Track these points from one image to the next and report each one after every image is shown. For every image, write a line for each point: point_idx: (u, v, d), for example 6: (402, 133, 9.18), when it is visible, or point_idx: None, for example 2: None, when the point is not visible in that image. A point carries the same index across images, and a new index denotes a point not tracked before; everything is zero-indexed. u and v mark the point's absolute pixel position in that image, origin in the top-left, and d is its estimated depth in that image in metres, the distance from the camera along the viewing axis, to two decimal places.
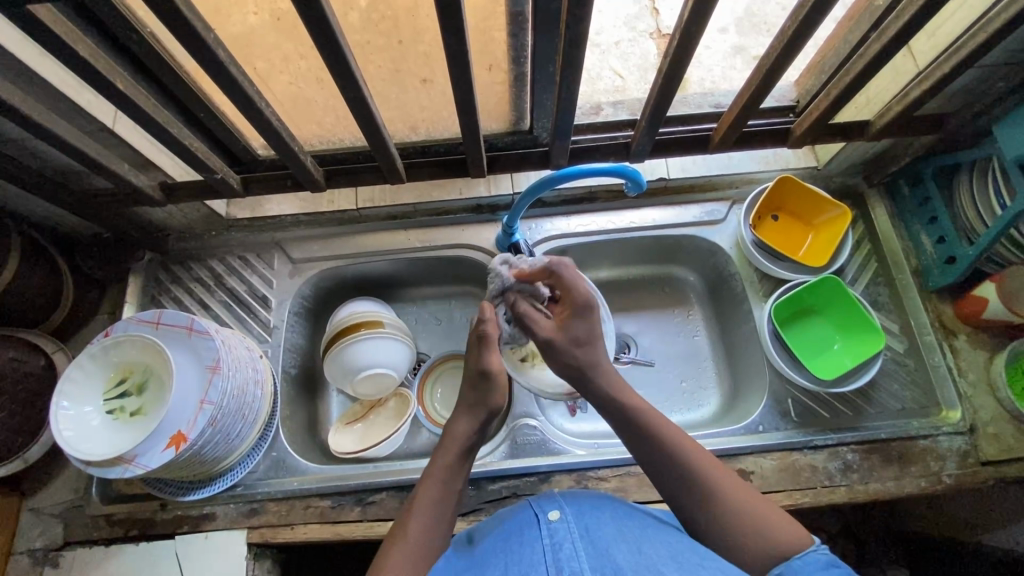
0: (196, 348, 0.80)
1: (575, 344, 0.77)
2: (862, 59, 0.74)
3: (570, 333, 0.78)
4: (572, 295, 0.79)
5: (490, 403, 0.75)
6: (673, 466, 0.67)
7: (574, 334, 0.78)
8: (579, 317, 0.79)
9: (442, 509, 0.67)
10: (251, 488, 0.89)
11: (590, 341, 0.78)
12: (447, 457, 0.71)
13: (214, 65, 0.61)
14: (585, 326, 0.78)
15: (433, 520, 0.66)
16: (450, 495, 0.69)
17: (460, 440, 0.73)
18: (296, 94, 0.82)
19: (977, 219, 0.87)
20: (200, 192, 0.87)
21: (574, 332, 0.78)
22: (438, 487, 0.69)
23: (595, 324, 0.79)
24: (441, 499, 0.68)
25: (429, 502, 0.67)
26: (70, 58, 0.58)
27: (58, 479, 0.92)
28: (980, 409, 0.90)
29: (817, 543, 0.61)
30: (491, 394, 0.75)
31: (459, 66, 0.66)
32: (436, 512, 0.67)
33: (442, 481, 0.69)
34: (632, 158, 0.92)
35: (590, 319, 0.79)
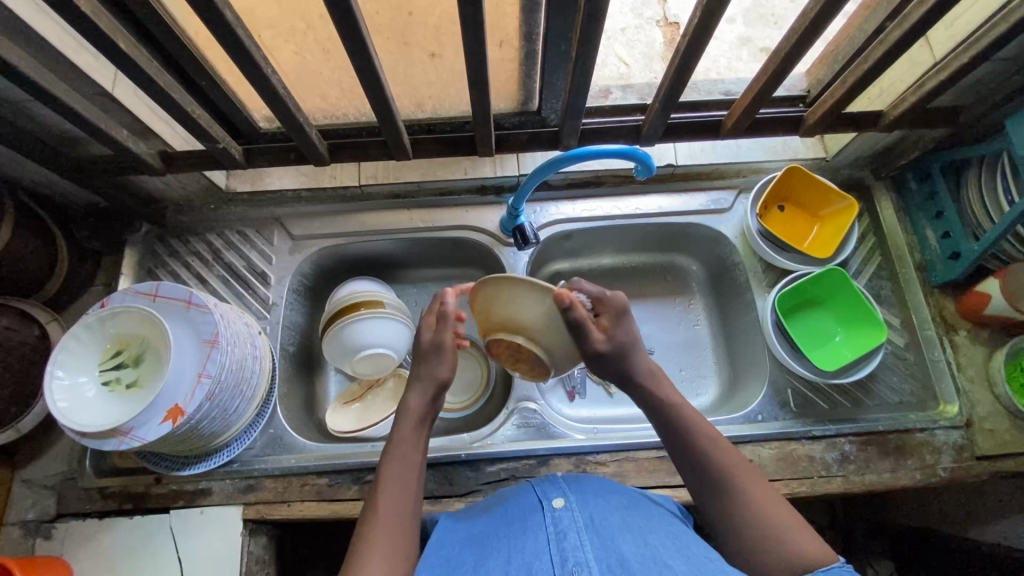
0: (194, 321, 0.79)
1: (620, 357, 0.73)
2: (880, 46, 0.73)
3: (619, 341, 0.73)
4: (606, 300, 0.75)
5: (438, 376, 0.73)
6: (705, 467, 0.67)
7: (622, 340, 0.74)
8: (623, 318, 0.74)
9: (410, 483, 0.66)
10: (247, 465, 0.89)
11: (626, 354, 0.73)
12: (406, 430, 0.69)
13: (220, 27, 0.59)
14: (625, 332, 0.74)
15: (401, 500, 0.64)
16: (415, 473, 0.67)
17: (415, 414, 0.71)
18: (301, 65, 0.80)
19: (984, 215, 0.87)
20: (200, 162, 0.84)
21: (622, 342, 0.73)
22: (399, 463, 0.67)
23: (632, 328, 0.75)
24: (409, 477, 0.66)
25: (399, 479, 0.66)
26: (70, 13, 0.55)
27: (50, 451, 0.91)
28: (977, 404, 0.91)
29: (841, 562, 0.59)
30: (438, 365, 0.73)
31: (473, 41, 0.64)
32: (404, 487, 0.65)
33: (404, 455, 0.68)
34: (642, 142, 0.90)
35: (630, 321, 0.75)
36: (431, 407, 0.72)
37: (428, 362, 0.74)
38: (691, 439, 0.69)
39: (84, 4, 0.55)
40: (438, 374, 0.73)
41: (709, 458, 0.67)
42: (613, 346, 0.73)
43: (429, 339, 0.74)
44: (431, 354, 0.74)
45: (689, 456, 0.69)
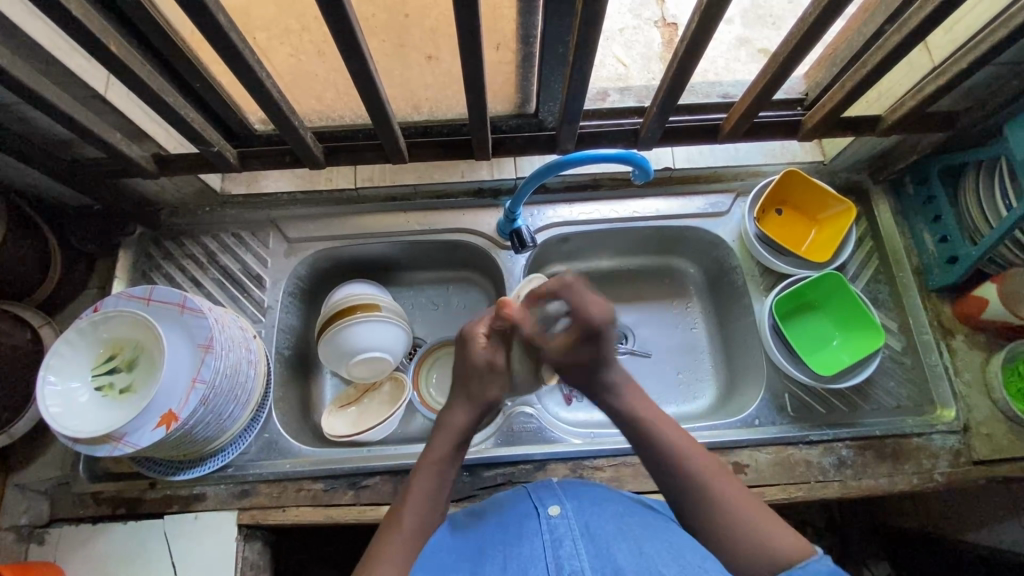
0: (188, 326, 0.78)
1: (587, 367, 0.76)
2: (879, 51, 0.73)
3: (579, 357, 0.75)
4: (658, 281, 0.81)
5: (488, 397, 0.76)
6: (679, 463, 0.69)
7: (585, 356, 0.75)
8: (591, 341, 0.74)
9: (434, 500, 0.69)
10: (242, 469, 0.88)
11: (591, 371, 0.76)
12: (444, 447, 0.73)
13: (213, 31, 0.58)
14: (594, 351, 0.75)
15: (427, 512, 0.68)
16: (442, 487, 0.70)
17: (455, 431, 0.74)
18: (297, 66, 0.80)
19: (982, 220, 0.87)
20: (194, 165, 0.84)
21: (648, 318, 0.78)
22: (431, 476, 0.70)
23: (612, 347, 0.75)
24: (436, 492, 0.70)
25: (425, 490, 0.69)
26: (61, 17, 0.54)
27: (43, 456, 0.90)
28: (974, 409, 0.91)
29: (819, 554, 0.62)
30: (486, 388, 0.76)
31: (469, 45, 0.64)
32: (428, 502, 0.68)
33: (437, 473, 0.71)
34: (640, 145, 0.90)
35: None
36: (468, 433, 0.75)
37: (475, 380, 0.77)
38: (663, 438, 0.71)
39: (75, 8, 0.54)
40: (488, 398, 0.76)
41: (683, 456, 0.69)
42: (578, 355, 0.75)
43: (485, 357, 0.77)
44: (482, 373, 0.77)
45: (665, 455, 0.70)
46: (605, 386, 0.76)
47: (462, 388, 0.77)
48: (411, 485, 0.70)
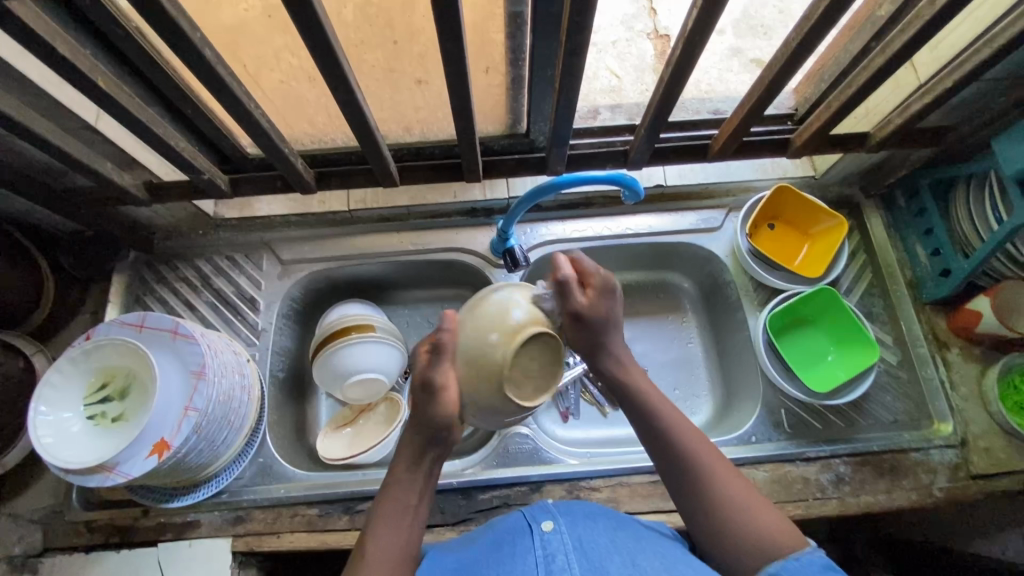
0: (181, 353, 0.78)
1: (598, 330, 0.67)
2: (864, 71, 0.73)
3: (600, 314, 0.66)
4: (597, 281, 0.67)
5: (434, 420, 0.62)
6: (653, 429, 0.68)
7: (601, 316, 0.67)
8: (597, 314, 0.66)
9: (400, 527, 0.61)
10: (237, 495, 0.88)
11: (602, 332, 0.67)
12: (403, 466, 0.64)
13: (202, 66, 0.58)
14: (608, 306, 0.68)
15: (396, 532, 0.61)
16: (408, 512, 0.62)
17: (413, 447, 0.64)
18: (288, 92, 0.80)
19: (973, 232, 0.87)
20: (187, 192, 0.84)
21: (601, 315, 0.66)
22: (396, 500, 0.63)
23: (615, 307, 0.69)
24: (403, 514, 0.62)
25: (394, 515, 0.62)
26: (50, 56, 0.55)
27: (37, 484, 0.90)
28: (971, 423, 0.90)
29: (814, 548, 0.60)
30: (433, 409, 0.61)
31: (456, 74, 0.64)
32: (394, 530, 0.61)
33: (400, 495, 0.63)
34: (630, 166, 0.90)
35: (614, 306, 0.68)
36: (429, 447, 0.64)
37: (424, 404, 0.62)
38: (638, 399, 0.69)
39: (62, 46, 0.55)
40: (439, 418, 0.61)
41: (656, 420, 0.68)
42: (584, 336, 0.67)
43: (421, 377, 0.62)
44: (425, 397, 0.61)
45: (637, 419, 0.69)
46: (611, 354, 0.70)
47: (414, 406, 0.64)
48: (376, 512, 0.63)
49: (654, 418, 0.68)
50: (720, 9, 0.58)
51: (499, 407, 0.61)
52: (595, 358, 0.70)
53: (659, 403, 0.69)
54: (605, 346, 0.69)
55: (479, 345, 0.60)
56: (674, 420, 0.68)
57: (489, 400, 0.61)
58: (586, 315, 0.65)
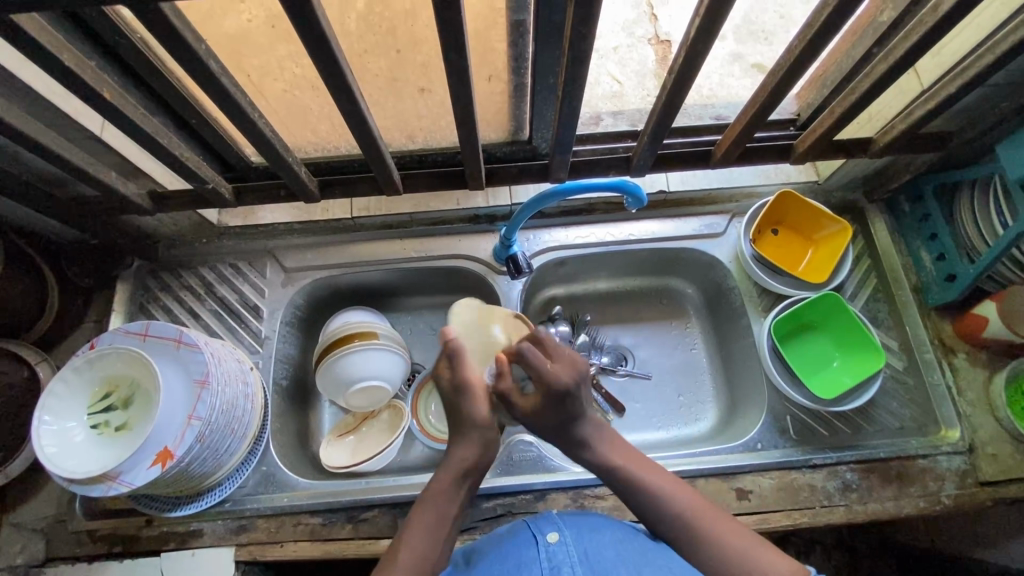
0: (185, 361, 0.78)
1: (551, 431, 0.71)
2: (867, 77, 0.73)
3: (547, 421, 0.71)
4: (547, 379, 0.69)
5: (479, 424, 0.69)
6: (638, 492, 0.67)
7: (551, 419, 0.71)
8: (558, 404, 0.69)
9: (434, 538, 0.63)
10: (240, 504, 0.87)
11: (563, 427, 0.71)
12: (446, 481, 0.67)
13: (206, 77, 0.59)
14: (557, 412, 0.70)
15: (429, 544, 0.63)
16: (444, 524, 0.65)
17: (457, 465, 0.68)
18: (291, 101, 0.81)
19: (978, 237, 0.86)
20: (192, 201, 0.84)
21: (551, 418, 0.70)
22: (434, 510, 0.65)
23: (574, 408, 0.70)
24: (439, 526, 0.64)
25: (424, 527, 0.64)
26: (56, 68, 0.55)
27: (39, 494, 0.89)
28: (979, 429, 0.89)
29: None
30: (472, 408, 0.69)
31: (459, 84, 0.64)
32: (428, 540, 0.63)
33: (439, 507, 0.66)
34: (633, 172, 0.90)
35: (574, 399, 0.70)
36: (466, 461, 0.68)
37: (461, 406, 0.70)
38: (619, 469, 0.69)
39: (69, 58, 0.55)
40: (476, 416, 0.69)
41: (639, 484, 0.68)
42: (547, 416, 0.71)
43: (454, 379, 0.70)
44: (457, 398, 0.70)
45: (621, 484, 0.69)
46: (582, 440, 0.71)
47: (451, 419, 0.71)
48: (412, 519, 0.65)
49: (638, 482, 0.68)
50: (722, 17, 0.58)
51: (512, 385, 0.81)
52: (571, 449, 0.72)
53: (639, 468, 0.69)
54: (577, 434, 0.71)
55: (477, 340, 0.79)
56: (659, 480, 0.68)
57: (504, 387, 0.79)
58: (530, 420, 0.72)
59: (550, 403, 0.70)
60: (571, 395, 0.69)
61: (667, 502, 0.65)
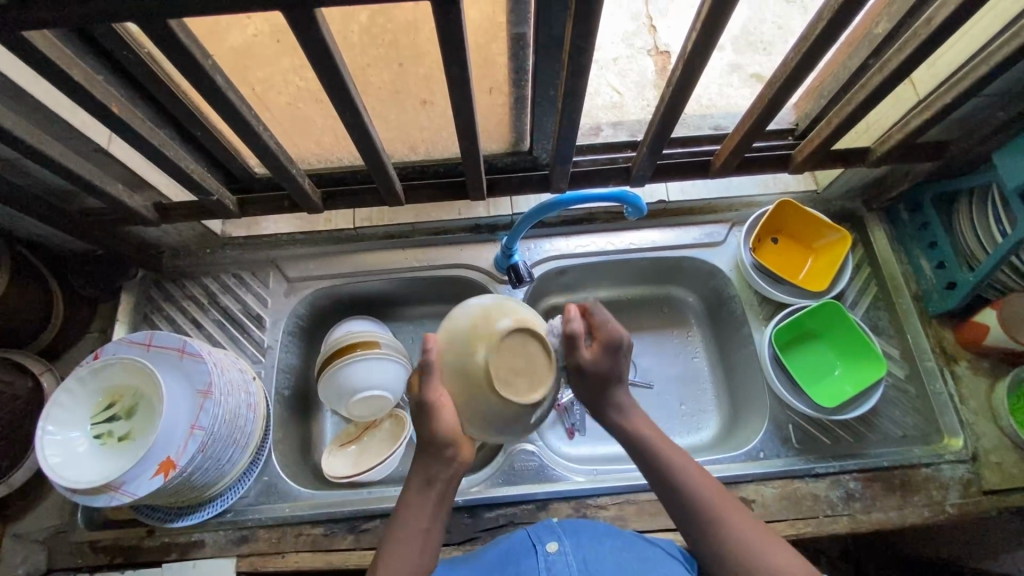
0: (187, 371, 0.78)
1: (601, 379, 0.70)
2: (863, 88, 0.74)
3: (601, 370, 0.69)
4: (607, 332, 0.69)
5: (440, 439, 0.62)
6: (661, 472, 0.69)
7: (605, 368, 0.70)
8: (613, 356, 0.69)
9: (409, 552, 0.63)
10: (241, 515, 0.87)
11: (606, 385, 0.71)
12: (414, 493, 0.65)
13: (212, 91, 0.60)
14: (612, 362, 0.70)
15: (405, 558, 0.62)
16: (420, 536, 0.64)
17: (423, 475, 0.65)
18: (295, 113, 0.82)
19: (978, 245, 0.87)
20: (196, 213, 0.85)
21: (605, 372, 0.70)
22: (406, 523, 0.64)
23: (620, 362, 0.71)
24: (414, 538, 0.64)
25: (400, 541, 0.64)
26: (65, 83, 0.56)
27: (42, 504, 0.90)
28: (982, 437, 0.89)
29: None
30: (436, 430, 0.62)
31: (461, 97, 0.65)
32: (403, 554, 0.63)
33: (410, 519, 0.64)
34: (633, 183, 0.91)
35: (622, 357, 0.71)
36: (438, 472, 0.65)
37: (427, 423, 0.63)
38: (642, 441, 0.71)
39: (78, 74, 0.56)
40: (441, 438, 0.62)
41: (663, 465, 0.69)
42: (601, 366, 0.69)
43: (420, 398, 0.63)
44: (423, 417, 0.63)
45: (646, 461, 0.70)
46: (616, 404, 0.72)
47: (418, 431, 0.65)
48: (388, 535, 0.64)
49: (663, 460, 0.69)
50: (719, 30, 0.59)
51: (502, 414, 0.59)
52: (601, 408, 0.73)
53: (663, 447, 0.70)
54: (611, 398, 0.72)
55: (458, 367, 0.60)
56: (674, 455, 0.70)
57: (490, 413, 0.60)
58: (590, 366, 0.68)
59: (609, 360, 0.69)
60: (621, 352, 0.70)
61: (681, 481, 0.67)
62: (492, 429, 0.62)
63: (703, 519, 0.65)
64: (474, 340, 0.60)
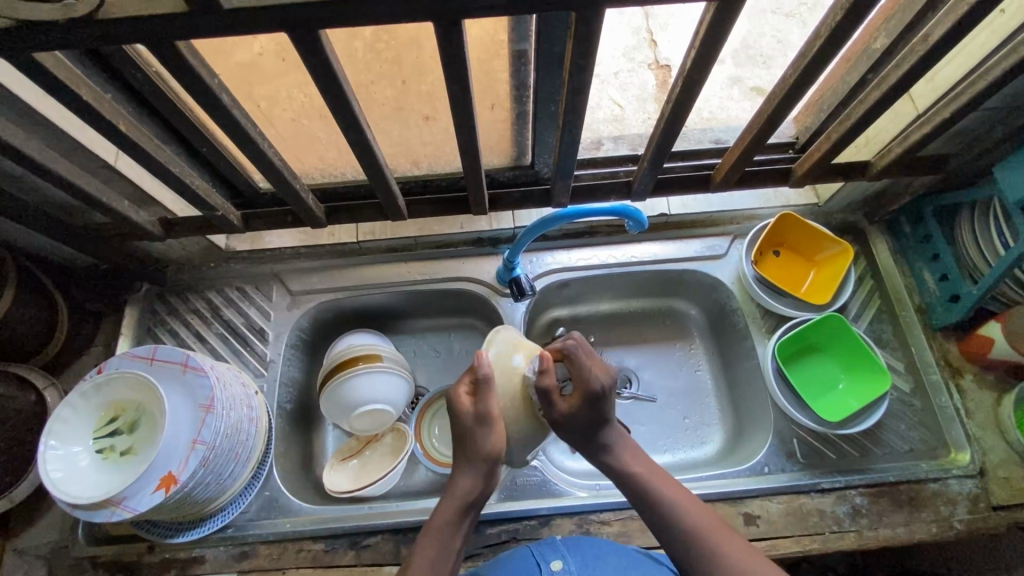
0: (190, 385, 0.79)
1: (581, 431, 0.72)
2: (862, 104, 0.74)
3: (581, 421, 0.72)
4: (584, 381, 0.72)
5: (485, 453, 0.69)
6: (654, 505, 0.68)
7: (586, 418, 0.72)
8: (593, 404, 0.72)
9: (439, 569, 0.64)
10: (242, 530, 0.87)
11: (591, 430, 0.73)
12: (448, 513, 0.68)
13: (217, 109, 0.61)
14: (591, 413, 0.72)
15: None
16: (450, 554, 0.66)
17: (461, 497, 0.68)
18: (299, 129, 0.83)
19: (980, 258, 0.87)
20: (201, 227, 0.86)
21: (588, 419, 0.72)
22: (440, 540, 0.66)
23: (605, 411, 0.72)
24: (441, 556, 0.65)
25: (428, 558, 0.65)
26: (73, 102, 0.57)
27: (43, 519, 0.90)
28: (989, 452, 0.88)
29: None
30: (485, 441, 0.69)
31: (462, 115, 0.66)
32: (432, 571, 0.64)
33: (442, 538, 0.66)
34: (633, 197, 0.92)
35: (604, 405, 0.72)
36: (478, 488, 0.69)
37: (474, 438, 0.70)
38: (631, 474, 0.71)
39: (86, 93, 0.57)
40: (489, 449, 0.69)
41: (657, 498, 0.68)
42: (583, 416, 0.72)
43: (475, 413, 0.70)
44: (476, 430, 0.70)
45: (639, 495, 0.70)
46: (604, 446, 0.73)
47: (461, 449, 0.71)
48: (415, 552, 0.66)
49: (656, 492, 0.69)
50: (717, 49, 0.60)
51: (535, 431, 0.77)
52: (591, 453, 0.74)
53: (655, 478, 0.70)
54: (600, 441, 0.73)
55: (509, 389, 0.75)
56: (662, 484, 0.69)
57: (523, 432, 0.77)
58: (567, 419, 0.72)
59: (590, 408, 0.72)
60: (602, 398, 0.72)
61: (672, 509, 0.67)
62: (515, 443, 0.77)
63: (692, 546, 0.64)
64: (518, 369, 0.76)
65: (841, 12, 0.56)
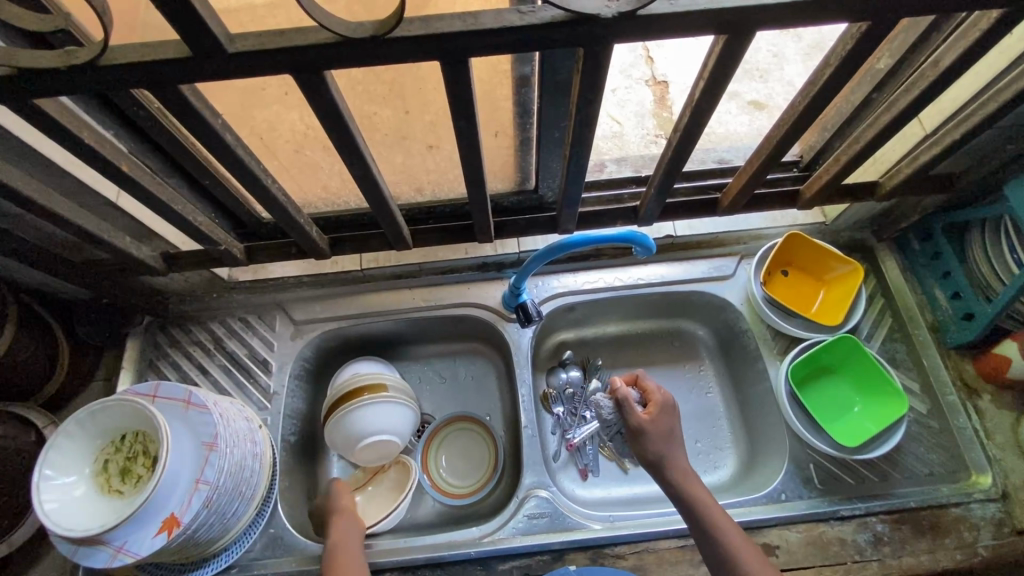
0: (193, 423, 0.76)
1: (662, 439, 0.78)
2: (871, 126, 0.73)
3: (662, 428, 0.78)
4: (657, 393, 0.82)
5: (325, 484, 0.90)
6: (721, 553, 0.69)
7: (664, 428, 0.79)
8: (669, 411, 0.80)
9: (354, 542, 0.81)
10: (245, 570, 0.84)
11: (668, 440, 0.78)
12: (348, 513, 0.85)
13: (221, 148, 0.60)
14: (669, 421, 0.80)
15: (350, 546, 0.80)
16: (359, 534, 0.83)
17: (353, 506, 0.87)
18: (303, 160, 0.83)
19: (993, 275, 0.86)
20: (203, 261, 0.85)
21: (665, 431, 0.78)
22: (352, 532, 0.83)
23: (676, 422, 0.80)
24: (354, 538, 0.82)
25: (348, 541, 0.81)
26: (75, 145, 0.56)
27: (46, 560, 0.88)
28: (1010, 473, 0.86)
29: None
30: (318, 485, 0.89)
31: (469, 148, 0.66)
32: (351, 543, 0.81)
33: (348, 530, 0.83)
34: (641, 222, 0.91)
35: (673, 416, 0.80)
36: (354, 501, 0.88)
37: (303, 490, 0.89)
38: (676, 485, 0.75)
39: (89, 137, 0.57)
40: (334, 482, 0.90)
41: (724, 542, 0.70)
42: (658, 425, 0.78)
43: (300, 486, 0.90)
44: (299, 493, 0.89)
45: (703, 533, 0.71)
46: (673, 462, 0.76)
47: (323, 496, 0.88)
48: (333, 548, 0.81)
49: (722, 538, 0.70)
50: (726, 79, 0.59)
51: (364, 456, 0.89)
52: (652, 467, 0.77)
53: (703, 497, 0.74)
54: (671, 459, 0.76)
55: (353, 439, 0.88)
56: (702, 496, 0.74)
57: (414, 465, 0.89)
58: (648, 426, 0.78)
59: (666, 419, 0.79)
60: (672, 410, 0.81)
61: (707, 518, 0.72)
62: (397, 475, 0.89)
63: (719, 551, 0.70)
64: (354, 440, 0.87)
65: (852, 39, 0.56)
